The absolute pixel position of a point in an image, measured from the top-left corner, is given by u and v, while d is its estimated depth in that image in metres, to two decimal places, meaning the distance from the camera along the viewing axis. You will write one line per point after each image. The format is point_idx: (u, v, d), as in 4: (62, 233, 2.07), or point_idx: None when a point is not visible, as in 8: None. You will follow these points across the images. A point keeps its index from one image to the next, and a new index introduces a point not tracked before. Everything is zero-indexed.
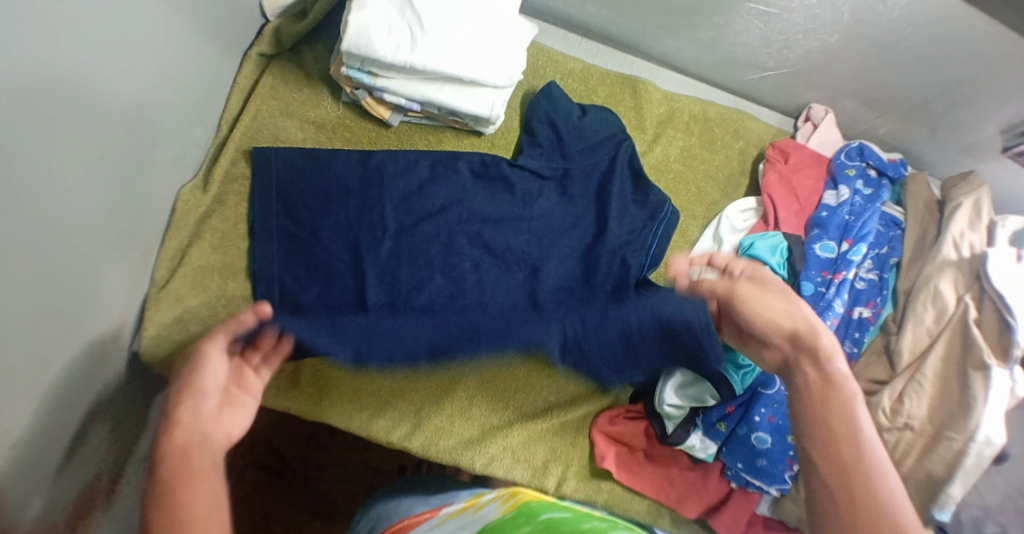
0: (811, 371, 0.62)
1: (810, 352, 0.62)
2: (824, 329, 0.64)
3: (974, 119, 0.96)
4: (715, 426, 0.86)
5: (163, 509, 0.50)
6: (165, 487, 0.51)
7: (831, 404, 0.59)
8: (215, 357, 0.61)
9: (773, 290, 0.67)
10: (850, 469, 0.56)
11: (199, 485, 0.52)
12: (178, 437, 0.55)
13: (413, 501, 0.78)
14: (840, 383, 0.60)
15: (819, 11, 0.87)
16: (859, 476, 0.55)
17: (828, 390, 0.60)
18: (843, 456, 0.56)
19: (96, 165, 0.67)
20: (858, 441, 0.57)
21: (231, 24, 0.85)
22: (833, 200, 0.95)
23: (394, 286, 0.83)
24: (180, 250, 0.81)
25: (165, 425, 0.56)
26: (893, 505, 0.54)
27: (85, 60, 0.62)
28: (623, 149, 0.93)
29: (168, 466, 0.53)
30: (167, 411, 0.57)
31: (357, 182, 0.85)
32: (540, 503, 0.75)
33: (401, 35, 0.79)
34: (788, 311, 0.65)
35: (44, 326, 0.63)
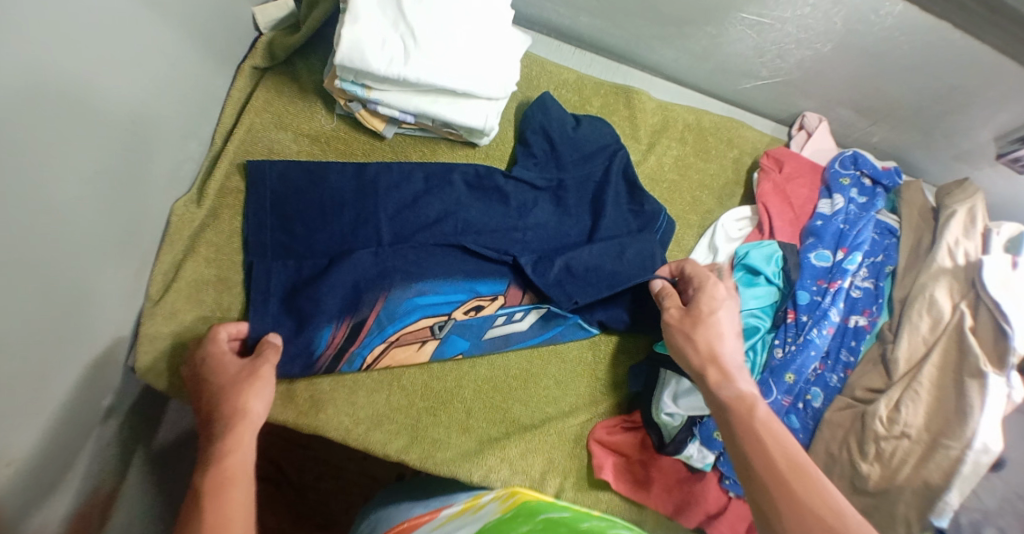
0: (709, 399, 0.71)
1: (703, 382, 0.72)
2: (719, 361, 0.72)
3: (967, 127, 0.97)
4: (713, 436, 0.86)
5: (221, 500, 0.58)
6: (225, 480, 0.59)
7: (737, 424, 0.67)
8: (270, 372, 0.69)
9: (690, 316, 0.77)
10: (769, 474, 0.62)
11: (246, 489, 0.60)
12: (244, 439, 0.63)
13: (415, 504, 0.79)
14: (740, 401, 0.69)
15: (811, 21, 0.86)
16: (781, 478, 0.61)
17: (729, 410, 0.69)
18: (755, 461, 0.64)
19: (86, 182, 0.66)
20: (767, 451, 0.64)
21: (224, 38, 0.85)
22: (828, 209, 0.95)
23: (389, 301, 0.81)
24: (174, 263, 0.80)
25: (221, 428, 0.64)
26: (814, 498, 0.59)
27: (76, 74, 0.61)
28: (617, 159, 0.93)
29: (228, 465, 0.61)
30: (240, 410, 0.65)
31: (352, 194, 0.83)
32: (539, 503, 0.73)
33: (394, 48, 0.79)
34: (687, 342, 0.75)
35: (36, 346, 0.62)
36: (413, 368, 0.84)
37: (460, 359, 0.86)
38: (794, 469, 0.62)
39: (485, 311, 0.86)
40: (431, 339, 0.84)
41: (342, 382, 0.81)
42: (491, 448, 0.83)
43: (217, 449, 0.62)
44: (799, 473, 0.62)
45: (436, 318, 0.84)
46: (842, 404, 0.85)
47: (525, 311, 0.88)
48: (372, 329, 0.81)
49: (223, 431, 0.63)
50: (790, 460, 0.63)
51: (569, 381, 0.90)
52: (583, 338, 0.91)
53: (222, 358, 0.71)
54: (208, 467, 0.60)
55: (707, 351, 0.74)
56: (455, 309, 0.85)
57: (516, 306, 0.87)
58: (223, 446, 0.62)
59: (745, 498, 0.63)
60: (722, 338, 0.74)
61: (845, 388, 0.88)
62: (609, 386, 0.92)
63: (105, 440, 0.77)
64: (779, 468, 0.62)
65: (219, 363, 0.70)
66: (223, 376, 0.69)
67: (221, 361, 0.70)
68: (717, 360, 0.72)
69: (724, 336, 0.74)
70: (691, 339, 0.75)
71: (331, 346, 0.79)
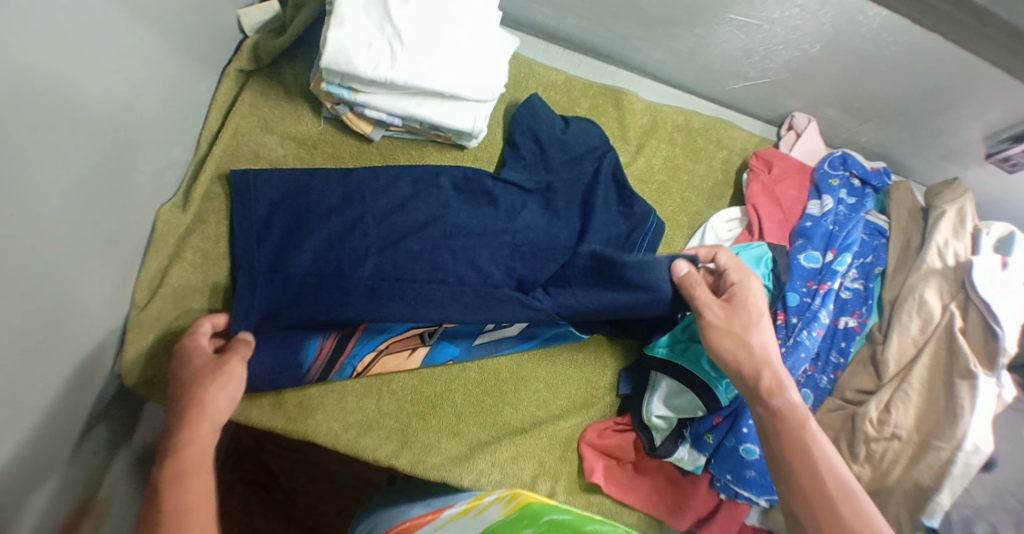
0: (758, 405, 0.72)
1: (752, 386, 0.73)
2: (771, 366, 0.73)
3: (955, 126, 0.97)
4: (702, 437, 0.85)
5: (179, 492, 0.58)
6: (183, 471, 0.60)
7: (787, 437, 0.69)
8: (237, 366, 0.69)
9: (739, 317, 0.75)
10: (817, 498, 0.66)
11: (203, 482, 0.60)
12: (201, 431, 0.63)
13: (415, 504, 0.80)
14: (790, 412, 0.70)
15: (799, 22, 0.85)
16: (828, 504, 0.65)
17: (778, 421, 0.70)
18: (804, 482, 0.67)
19: (68, 191, 0.65)
20: (817, 473, 0.67)
21: (207, 42, 0.84)
22: (818, 210, 0.94)
23: (375, 322, 0.81)
24: (160, 269, 0.80)
25: (178, 419, 0.64)
26: (858, 522, 0.64)
27: (54, 81, 0.60)
28: (606, 161, 0.93)
29: (185, 455, 0.61)
30: (199, 404, 0.64)
31: (338, 200, 0.83)
32: (541, 505, 0.72)
33: (381, 51, 0.78)
34: (738, 344, 0.74)
35: (18, 359, 0.61)
36: (403, 374, 0.84)
37: (450, 364, 0.86)
38: (840, 493, 0.66)
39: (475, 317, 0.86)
40: (421, 345, 0.84)
41: (331, 388, 0.81)
42: (480, 453, 0.83)
43: (174, 440, 0.62)
44: (846, 496, 0.65)
45: (426, 325, 0.84)
46: (833, 406, 0.85)
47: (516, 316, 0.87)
48: (362, 337, 0.81)
49: (180, 423, 0.63)
50: (837, 482, 0.66)
51: (560, 383, 0.90)
52: (573, 342, 0.91)
53: (190, 353, 0.70)
54: (165, 460, 0.61)
55: (759, 355, 0.74)
56: None
57: None
58: (179, 437, 0.62)
59: (790, 514, 0.67)
60: (774, 343, 0.74)
61: (835, 391, 0.87)
62: (601, 389, 0.92)
63: (94, 447, 0.76)
64: (827, 491, 0.66)
65: (187, 357, 0.70)
66: (189, 370, 0.68)
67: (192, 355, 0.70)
68: (771, 367, 0.73)
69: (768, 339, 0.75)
70: (742, 340, 0.74)
71: (320, 358, 0.79)
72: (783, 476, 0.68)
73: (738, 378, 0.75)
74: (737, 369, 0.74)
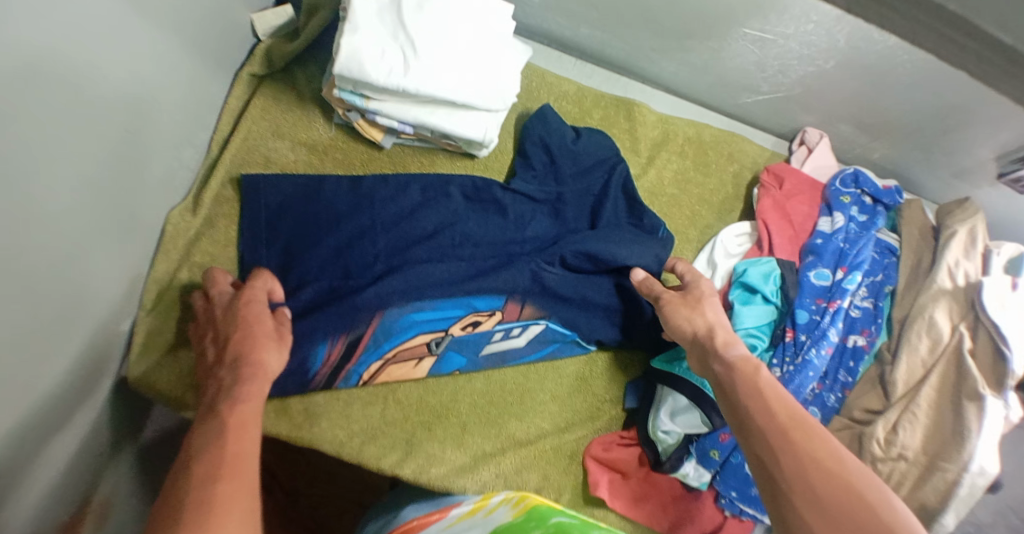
0: (714, 363, 0.70)
1: (708, 347, 0.72)
2: (727, 332, 0.73)
3: (968, 145, 0.96)
4: (708, 454, 0.85)
5: (239, 436, 0.56)
6: (245, 419, 0.58)
7: (739, 383, 0.66)
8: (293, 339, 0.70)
9: (693, 299, 0.78)
10: (767, 425, 0.61)
11: (256, 433, 0.58)
12: (259, 388, 0.62)
13: (410, 506, 0.78)
14: (744, 361, 0.68)
15: (814, 38, 0.85)
16: (782, 428, 0.60)
17: (733, 371, 0.68)
18: (755, 415, 0.63)
19: (75, 195, 0.64)
20: (766, 404, 0.63)
21: (220, 45, 0.84)
22: (829, 227, 0.94)
23: (384, 317, 0.80)
24: (169, 271, 0.79)
25: (249, 370, 0.63)
26: (812, 444, 0.59)
27: (64, 88, 0.60)
28: (616, 172, 0.93)
29: (245, 408, 0.59)
30: (258, 363, 0.64)
31: (348, 207, 0.83)
32: (546, 507, 0.69)
33: (394, 59, 0.78)
34: (692, 314, 0.76)
35: (28, 363, 0.61)
36: (408, 383, 0.83)
37: (457, 374, 0.85)
38: (792, 419, 0.61)
39: (482, 326, 0.85)
40: (428, 356, 0.83)
41: (336, 396, 0.80)
42: (485, 463, 0.82)
43: (233, 392, 0.61)
44: (797, 422, 0.61)
45: (433, 334, 0.83)
46: (839, 425, 0.85)
47: (523, 327, 0.87)
48: (368, 346, 0.80)
49: (244, 376, 0.62)
50: (789, 411, 0.62)
51: (566, 396, 0.90)
52: (579, 354, 0.91)
53: (253, 304, 0.70)
54: (226, 406, 0.59)
55: (708, 322, 0.75)
56: (452, 324, 0.84)
57: (514, 322, 0.86)
58: (244, 390, 0.61)
59: (747, 454, 0.61)
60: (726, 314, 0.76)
61: (842, 409, 0.87)
62: (606, 401, 0.91)
63: (98, 449, 0.76)
64: (778, 419, 0.61)
65: (253, 310, 0.69)
66: (254, 322, 0.68)
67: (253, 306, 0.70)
68: (720, 327, 0.74)
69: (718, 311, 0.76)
70: (698, 313, 0.76)
71: (327, 364, 0.78)
72: (739, 425, 0.64)
73: (696, 343, 0.74)
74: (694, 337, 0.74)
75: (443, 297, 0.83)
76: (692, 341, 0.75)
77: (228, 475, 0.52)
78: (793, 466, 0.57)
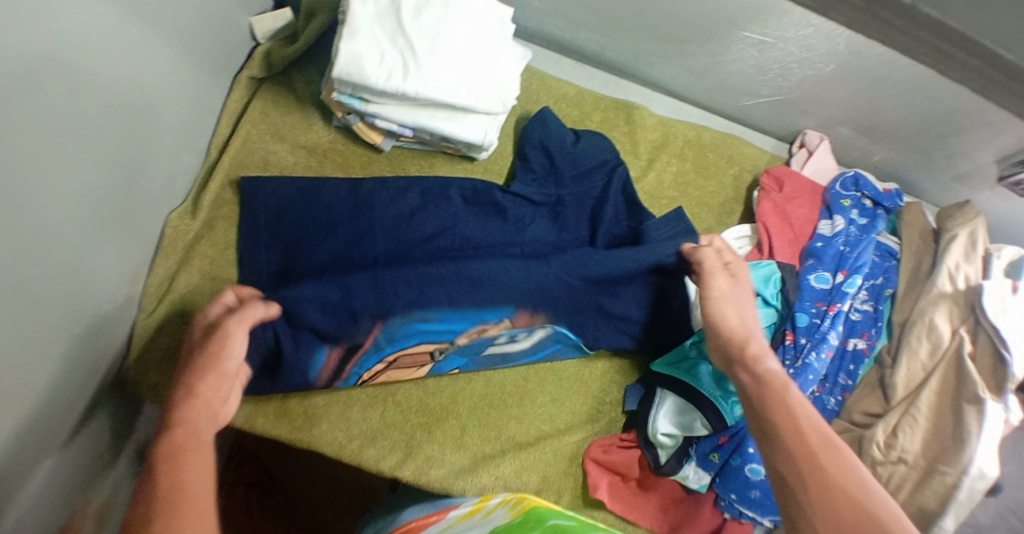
0: (743, 372, 0.69)
1: (740, 355, 0.70)
2: (760, 341, 0.71)
3: (968, 149, 0.96)
4: (708, 456, 0.85)
5: (176, 465, 0.53)
6: (179, 447, 0.54)
7: (769, 398, 0.65)
8: (239, 332, 0.64)
9: (737, 295, 0.76)
10: (794, 444, 0.60)
11: (196, 457, 0.54)
12: (197, 412, 0.58)
13: (409, 508, 0.79)
14: (774, 376, 0.66)
15: (814, 42, 0.85)
16: (813, 449, 0.59)
17: (762, 384, 0.66)
18: (783, 432, 0.61)
19: (74, 202, 0.64)
20: (796, 421, 0.61)
21: (220, 49, 0.84)
22: (829, 231, 0.94)
23: (387, 327, 0.79)
24: (169, 274, 0.80)
25: (180, 398, 0.58)
26: (842, 470, 0.57)
27: (60, 95, 0.60)
28: (616, 174, 0.92)
29: (182, 436, 0.56)
30: (185, 386, 0.59)
31: (347, 210, 0.83)
32: (545, 509, 0.69)
33: (393, 62, 0.78)
34: (736, 310, 0.74)
35: (28, 366, 0.61)
36: (408, 384, 0.84)
37: (456, 373, 0.86)
38: (823, 441, 0.59)
39: (488, 334, 0.84)
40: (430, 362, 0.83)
41: (335, 397, 0.81)
42: (486, 464, 0.82)
43: (169, 423, 0.57)
44: (829, 445, 0.59)
45: (437, 344, 0.82)
46: (840, 428, 0.85)
47: (528, 332, 0.86)
48: (369, 350, 0.79)
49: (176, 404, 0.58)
50: (821, 433, 0.60)
51: (565, 398, 0.90)
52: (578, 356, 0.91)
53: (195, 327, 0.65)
54: (159, 439, 0.55)
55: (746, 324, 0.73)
56: (457, 336, 0.82)
57: (520, 328, 0.85)
58: (176, 420, 0.57)
59: (768, 468, 0.60)
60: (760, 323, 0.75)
61: (842, 412, 0.87)
62: (606, 404, 0.91)
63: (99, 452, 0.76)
64: (807, 439, 0.60)
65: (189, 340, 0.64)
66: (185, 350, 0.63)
67: (207, 313, 0.65)
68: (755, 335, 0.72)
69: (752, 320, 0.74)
70: (738, 312, 0.74)
71: (327, 369, 0.78)
72: (763, 437, 0.63)
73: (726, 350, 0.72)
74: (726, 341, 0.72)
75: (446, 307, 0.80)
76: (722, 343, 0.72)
77: (161, 512, 0.49)
78: (818, 490, 0.56)
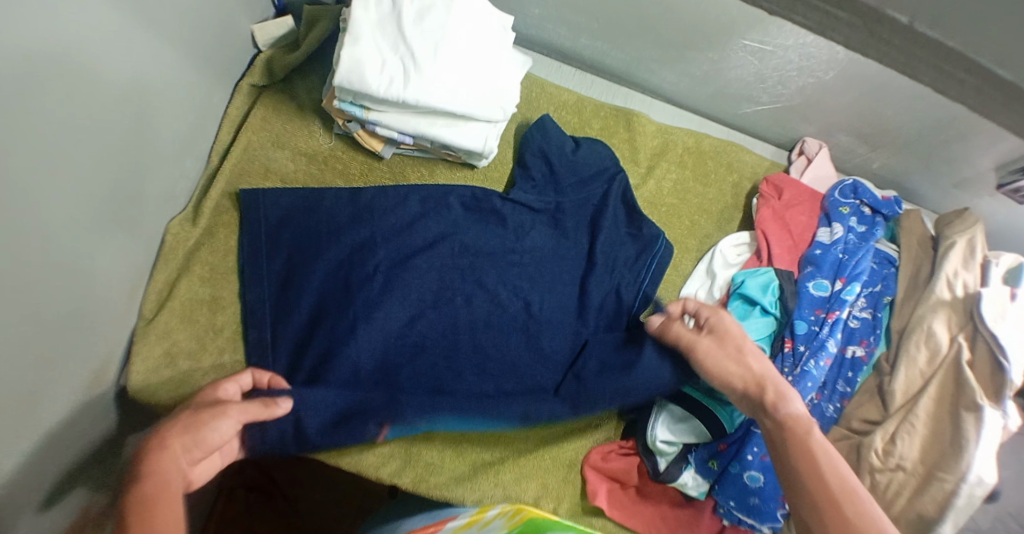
0: (765, 418, 0.68)
1: (758, 402, 0.69)
2: (773, 378, 0.70)
3: (966, 156, 0.97)
4: (706, 463, 0.86)
5: (140, 523, 0.53)
6: (146, 500, 0.54)
7: (795, 445, 0.65)
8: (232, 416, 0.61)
9: (728, 345, 0.73)
10: (820, 496, 0.61)
11: (162, 514, 0.54)
12: (166, 464, 0.57)
13: (413, 516, 0.79)
14: (796, 422, 0.66)
15: (813, 50, 0.84)
16: (839, 502, 0.60)
17: (785, 430, 0.66)
18: (809, 483, 0.62)
19: (76, 208, 0.65)
20: (822, 474, 0.62)
21: (222, 57, 0.84)
22: (828, 238, 0.94)
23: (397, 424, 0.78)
24: (169, 281, 0.79)
25: (152, 448, 0.57)
26: (868, 524, 0.58)
27: (62, 103, 0.60)
28: (615, 183, 0.92)
29: (148, 490, 0.55)
30: (158, 438, 0.58)
31: (347, 219, 0.84)
32: (545, 520, 0.71)
33: (394, 70, 0.79)
34: (734, 360, 0.72)
35: (28, 372, 0.61)
36: None
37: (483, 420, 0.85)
38: (847, 494, 0.60)
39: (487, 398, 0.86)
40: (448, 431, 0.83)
41: None
42: (486, 470, 0.82)
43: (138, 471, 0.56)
44: (853, 497, 0.60)
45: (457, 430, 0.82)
46: (837, 435, 0.86)
47: None
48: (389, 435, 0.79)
49: (149, 452, 0.57)
50: (846, 485, 0.61)
51: None
52: None
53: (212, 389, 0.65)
54: (131, 487, 0.55)
55: (751, 372, 0.71)
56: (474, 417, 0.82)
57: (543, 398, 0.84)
58: (144, 468, 0.56)
59: (793, 518, 0.62)
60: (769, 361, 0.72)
61: (841, 419, 0.88)
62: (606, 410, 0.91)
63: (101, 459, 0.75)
64: (831, 491, 0.61)
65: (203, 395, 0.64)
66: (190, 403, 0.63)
67: (214, 391, 0.65)
68: (764, 379, 0.70)
69: (754, 363, 0.71)
70: (738, 362, 0.72)
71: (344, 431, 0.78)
72: (788, 485, 0.63)
73: (744, 398, 0.71)
74: (740, 394, 0.71)
75: (440, 326, 0.83)
76: (738, 394, 0.71)
77: None
78: None
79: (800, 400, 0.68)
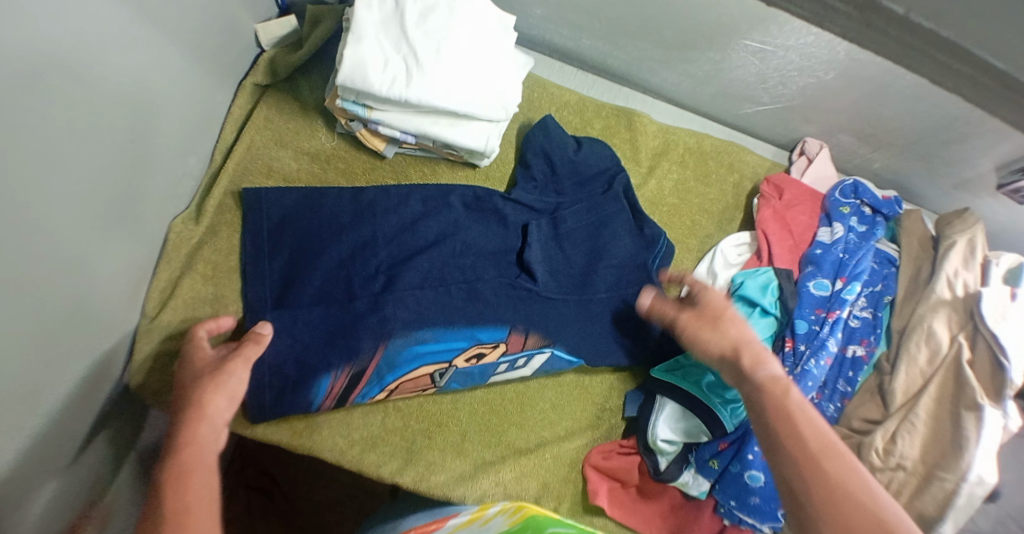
0: (743, 384, 0.68)
1: (736, 368, 0.69)
2: (751, 344, 0.70)
3: (967, 156, 0.97)
4: (707, 462, 0.85)
5: (182, 489, 0.56)
6: (184, 467, 0.57)
7: (775, 404, 0.65)
8: (237, 369, 0.66)
9: (707, 317, 0.74)
10: (801, 454, 0.61)
11: (204, 476, 0.57)
12: (201, 431, 0.60)
13: (413, 515, 0.79)
14: (774, 383, 0.66)
15: (814, 49, 0.85)
16: (822, 458, 0.60)
17: (763, 393, 0.66)
18: (789, 443, 0.62)
19: (82, 205, 0.65)
20: (800, 432, 0.62)
21: (225, 56, 0.85)
22: (829, 238, 0.94)
23: (392, 345, 0.79)
24: (172, 280, 0.80)
25: (180, 420, 0.61)
26: (847, 479, 0.59)
27: (68, 100, 0.61)
28: (617, 181, 0.93)
29: (185, 457, 0.58)
30: (198, 402, 0.62)
31: (349, 218, 0.84)
32: (543, 517, 0.72)
33: (396, 69, 0.79)
34: (715, 331, 0.72)
35: (32, 368, 0.61)
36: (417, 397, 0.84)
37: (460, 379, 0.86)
38: (825, 450, 0.61)
39: (486, 358, 0.83)
40: (431, 387, 0.83)
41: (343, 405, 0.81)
42: (486, 470, 0.83)
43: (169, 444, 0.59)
44: (831, 452, 0.61)
45: (438, 366, 0.82)
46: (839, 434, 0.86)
47: (527, 357, 0.85)
48: (371, 379, 0.79)
49: (177, 425, 0.60)
50: (825, 442, 0.61)
51: (565, 405, 0.90)
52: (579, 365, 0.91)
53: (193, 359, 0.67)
54: (163, 461, 0.58)
55: (728, 341, 0.71)
56: (456, 356, 0.82)
57: (517, 353, 0.84)
58: (179, 440, 0.59)
59: (775, 477, 0.62)
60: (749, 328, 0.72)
61: (841, 419, 0.88)
62: (606, 410, 0.92)
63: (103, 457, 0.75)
64: (810, 449, 0.61)
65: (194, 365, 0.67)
66: (190, 374, 0.66)
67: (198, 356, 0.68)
68: (742, 346, 0.70)
69: (732, 330, 0.72)
70: (721, 330, 0.72)
71: (330, 395, 0.78)
72: (768, 445, 0.63)
73: (722, 363, 0.71)
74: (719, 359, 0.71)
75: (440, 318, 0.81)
76: (716, 360, 0.72)
77: None
78: (825, 501, 0.58)
79: (777, 363, 0.69)
